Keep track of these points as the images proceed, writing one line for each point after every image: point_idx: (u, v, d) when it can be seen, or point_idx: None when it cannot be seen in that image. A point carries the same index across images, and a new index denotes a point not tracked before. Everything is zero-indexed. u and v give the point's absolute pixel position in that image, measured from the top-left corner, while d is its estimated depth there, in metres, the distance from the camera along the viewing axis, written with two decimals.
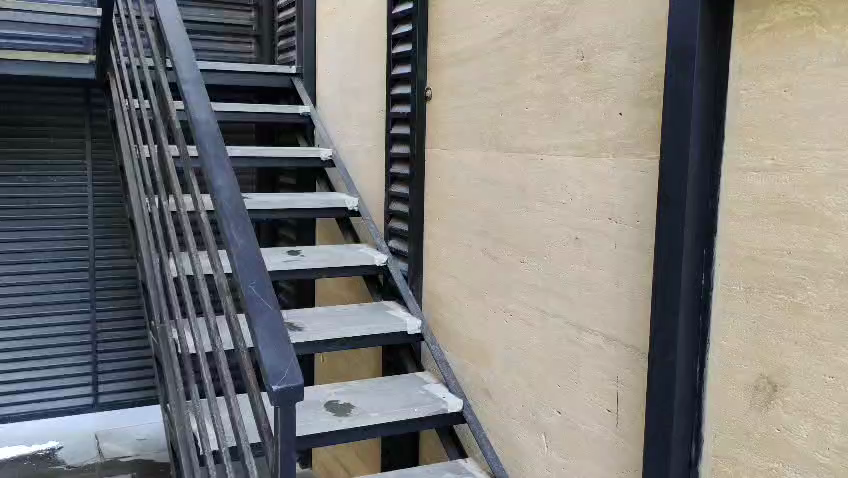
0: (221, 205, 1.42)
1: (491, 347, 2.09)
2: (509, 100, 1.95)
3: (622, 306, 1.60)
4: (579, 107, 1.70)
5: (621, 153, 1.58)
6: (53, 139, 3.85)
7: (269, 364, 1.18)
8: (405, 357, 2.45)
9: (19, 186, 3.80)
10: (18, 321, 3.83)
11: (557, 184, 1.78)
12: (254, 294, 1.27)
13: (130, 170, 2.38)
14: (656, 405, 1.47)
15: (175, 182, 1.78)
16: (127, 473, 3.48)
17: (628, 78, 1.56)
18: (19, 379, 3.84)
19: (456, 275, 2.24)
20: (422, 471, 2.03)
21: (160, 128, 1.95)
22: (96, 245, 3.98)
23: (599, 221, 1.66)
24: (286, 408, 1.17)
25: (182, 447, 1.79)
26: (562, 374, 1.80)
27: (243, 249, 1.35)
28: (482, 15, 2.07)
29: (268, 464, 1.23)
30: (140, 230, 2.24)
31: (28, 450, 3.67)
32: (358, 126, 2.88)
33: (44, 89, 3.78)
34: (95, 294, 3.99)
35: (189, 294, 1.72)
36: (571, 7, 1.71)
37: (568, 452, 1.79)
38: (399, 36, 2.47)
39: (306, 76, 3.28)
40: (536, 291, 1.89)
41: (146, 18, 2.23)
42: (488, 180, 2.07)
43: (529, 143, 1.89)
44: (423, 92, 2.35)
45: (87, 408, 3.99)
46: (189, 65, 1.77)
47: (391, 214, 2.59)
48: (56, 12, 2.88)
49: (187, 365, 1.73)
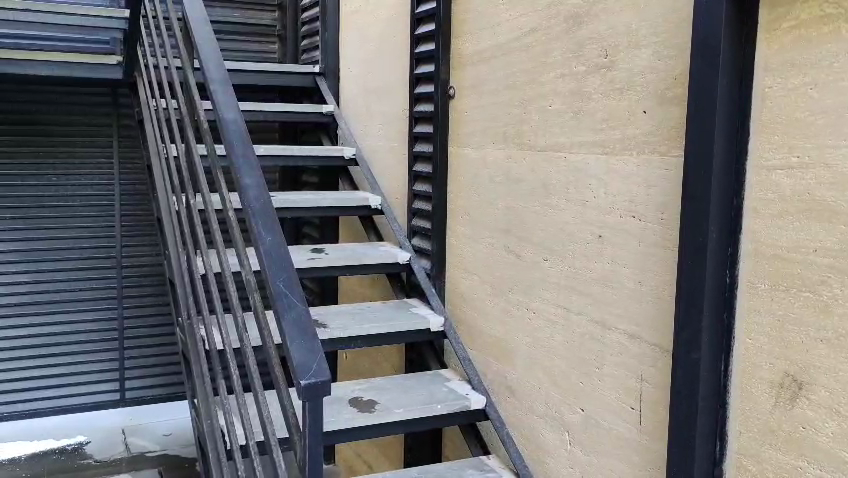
0: (249, 202, 1.45)
1: (514, 345, 2.10)
2: (533, 98, 1.96)
3: (645, 304, 1.60)
4: (602, 106, 1.71)
5: (645, 152, 1.59)
6: (81, 138, 3.90)
7: (298, 359, 1.20)
8: (428, 354, 2.47)
9: (47, 185, 3.87)
10: (47, 318, 3.91)
11: (580, 182, 1.79)
12: (282, 291, 1.29)
13: (158, 169, 2.41)
14: (680, 403, 1.47)
15: (203, 180, 1.81)
16: (154, 468, 3.54)
17: (652, 77, 1.56)
18: (49, 375, 3.91)
19: (480, 272, 2.25)
20: (445, 468, 2.05)
21: (188, 128, 1.98)
22: (124, 243, 4.02)
23: (622, 220, 1.66)
24: (314, 402, 1.19)
25: (210, 442, 1.81)
26: (585, 372, 1.81)
27: (270, 246, 1.37)
28: (505, 14, 2.08)
29: (296, 457, 1.25)
30: (168, 228, 2.27)
31: (55, 444, 3.72)
32: (381, 124, 2.90)
33: (72, 89, 3.84)
34: (122, 291, 4.03)
35: (216, 290, 1.75)
36: (594, 5, 1.72)
37: (591, 450, 1.79)
38: (422, 36, 2.48)
39: (329, 76, 3.30)
40: (560, 289, 1.89)
41: (174, 18, 2.26)
42: (511, 178, 2.08)
43: (552, 142, 1.89)
44: (447, 91, 2.36)
45: (114, 404, 4.07)
46: (216, 66, 1.80)
47: (414, 212, 2.60)
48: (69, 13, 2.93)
49: (215, 360, 1.76)
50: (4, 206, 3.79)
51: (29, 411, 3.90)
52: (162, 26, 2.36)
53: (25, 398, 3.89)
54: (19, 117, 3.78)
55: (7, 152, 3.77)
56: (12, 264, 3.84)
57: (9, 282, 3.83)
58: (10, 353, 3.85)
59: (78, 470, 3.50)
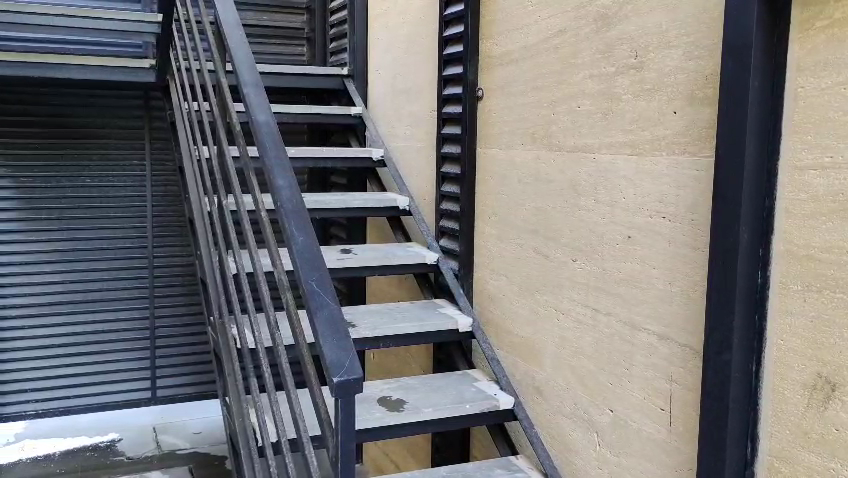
0: (282, 201, 1.47)
1: (542, 346, 2.10)
2: (562, 99, 1.97)
3: (676, 305, 1.60)
4: (632, 106, 1.71)
5: (675, 153, 1.58)
6: (114, 141, 3.96)
7: (330, 357, 1.21)
8: (456, 354, 2.48)
9: (81, 186, 3.93)
10: (81, 317, 3.97)
11: (609, 183, 1.79)
12: (314, 289, 1.31)
13: (190, 170, 2.45)
14: (711, 405, 1.47)
15: (235, 182, 1.83)
16: (184, 466, 3.59)
17: (682, 77, 1.56)
18: (84, 373, 3.99)
19: (508, 273, 2.26)
20: (474, 468, 2.05)
21: (220, 130, 2.01)
22: (155, 243, 4.07)
23: (652, 220, 1.66)
24: (347, 399, 1.21)
25: (242, 439, 1.84)
26: (615, 372, 1.80)
27: (303, 246, 1.39)
28: (534, 15, 2.08)
29: (328, 454, 1.27)
30: (200, 230, 2.30)
31: (88, 441, 3.79)
32: (409, 125, 2.92)
33: (106, 92, 3.91)
34: (154, 291, 4.07)
35: (248, 289, 1.77)
36: (624, 6, 1.72)
37: (620, 451, 1.79)
38: (451, 37, 2.49)
39: (358, 77, 3.33)
40: (589, 290, 1.89)
41: (206, 22, 2.29)
42: (539, 179, 2.08)
43: (581, 143, 1.90)
44: (475, 92, 2.37)
45: (146, 402, 4.14)
46: (248, 69, 1.83)
47: (442, 212, 2.61)
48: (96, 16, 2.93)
49: (247, 359, 1.79)
50: (40, 207, 3.86)
51: (64, 408, 3.98)
52: (194, 30, 2.39)
53: (60, 395, 3.96)
54: (54, 120, 3.85)
55: (42, 154, 3.84)
56: (47, 264, 3.91)
57: (45, 282, 3.90)
58: (45, 351, 3.91)
59: (110, 467, 3.56)
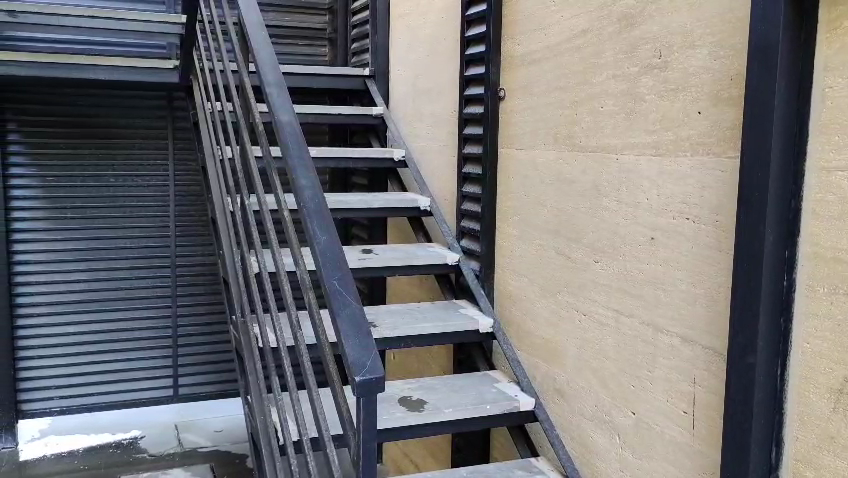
0: (305, 202, 1.47)
1: (563, 347, 2.10)
2: (584, 100, 1.96)
3: (699, 307, 1.59)
4: (656, 106, 1.69)
5: (699, 153, 1.57)
6: (137, 140, 3.96)
7: (353, 357, 1.22)
8: (476, 354, 2.48)
9: (106, 186, 3.95)
10: (104, 315, 3.99)
11: (632, 183, 1.78)
12: (336, 289, 1.32)
13: (213, 170, 2.46)
14: (735, 408, 1.45)
15: (258, 181, 1.84)
16: (206, 464, 3.63)
17: (707, 77, 1.54)
18: (107, 371, 4.03)
19: (530, 274, 2.25)
20: (494, 468, 2.05)
21: (243, 129, 2.02)
22: (177, 242, 4.07)
23: (675, 221, 1.65)
24: (369, 398, 1.21)
25: (263, 436, 1.85)
26: (637, 374, 1.79)
27: (325, 246, 1.39)
28: (557, 15, 2.07)
29: (350, 453, 1.27)
30: (223, 229, 2.31)
31: (111, 438, 3.83)
32: (430, 125, 2.92)
33: (129, 93, 3.90)
34: (176, 290, 4.09)
35: (270, 288, 1.78)
36: (648, 5, 1.71)
37: (642, 453, 1.78)
38: (473, 38, 2.49)
39: (379, 78, 3.34)
40: (611, 292, 1.88)
41: (230, 22, 2.29)
42: (561, 180, 2.07)
43: (604, 143, 1.88)
44: (497, 92, 2.37)
45: (167, 399, 4.17)
46: (272, 70, 1.83)
47: (463, 213, 2.61)
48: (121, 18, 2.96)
49: (268, 357, 1.79)
50: (64, 207, 3.90)
51: (87, 405, 4.03)
52: (218, 30, 2.40)
53: (84, 392, 4.01)
54: (79, 120, 3.86)
55: (66, 154, 3.86)
56: (71, 263, 3.94)
57: (69, 281, 3.93)
58: (69, 349, 3.95)
59: (133, 464, 3.60)
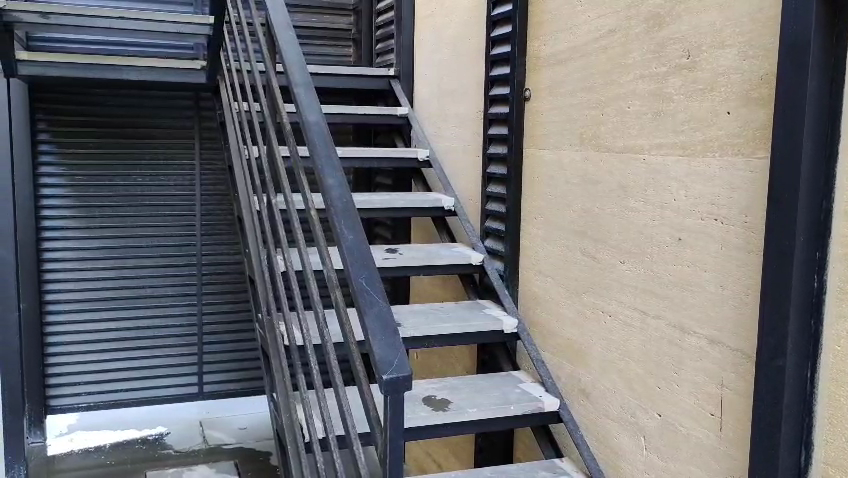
0: (333, 201, 1.48)
1: (588, 347, 2.09)
2: (611, 100, 1.95)
3: (727, 309, 1.57)
4: (684, 106, 1.68)
5: (728, 154, 1.56)
6: (164, 140, 3.98)
7: (380, 355, 1.22)
8: (500, 355, 2.48)
9: (133, 185, 3.96)
10: (131, 314, 4.00)
11: (660, 184, 1.77)
12: (364, 287, 1.32)
13: (240, 169, 2.48)
14: (764, 411, 1.44)
15: (285, 181, 1.85)
16: (230, 461, 3.68)
17: (736, 77, 1.53)
18: (135, 367, 4.04)
19: (555, 274, 2.25)
20: (518, 468, 2.05)
21: (270, 129, 2.03)
22: (202, 241, 4.11)
23: (703, 222, 1.64)
24: (395, 396, 1.21)
25: (289, 433, 1.86)
26: (663, 376, 1.78)
27: (353, 244, 1.40)
28: (584, 15, 2.07)
29: (377, 451, 1.28)
30: (249, 228, 2.33)
31: (138, 434, 3.88)
32: (455, 125, 2.92)
33: (156, 93, 3.94)
34: (201, 288, 4.12)
35: (297, 286, 1.79)
36: (677, 5, 1.70)
37: (668, 456, 1.77)
38: (498, 38, 2.48)
39: (404, 78, 3.35)
40: (637, 293, 1.87)
41: (258, 23, 2.31)
42: (587, 180, 2.06)
43: (631, 143, 1.88)
44: (522, 93, 2.37)
45: (193, 396, 4.19)
46: (299, 70, 1.85)
47: (487, 213, 2.61)
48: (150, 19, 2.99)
49: (295, 355, 1.80)
50: (92, 205, 3.89)
51: (114, 402, 4.04)
52: (245, 31, 2.41)
53: (111, 388, 4.02)
54: (108, 120, 3.88)
55: (96, 154, 3.88)
56: (99, 262, 3.93)
57: (97, 279, 3.93)
58: (97, 348, 3.96)
59: (160, 459, 3.66)
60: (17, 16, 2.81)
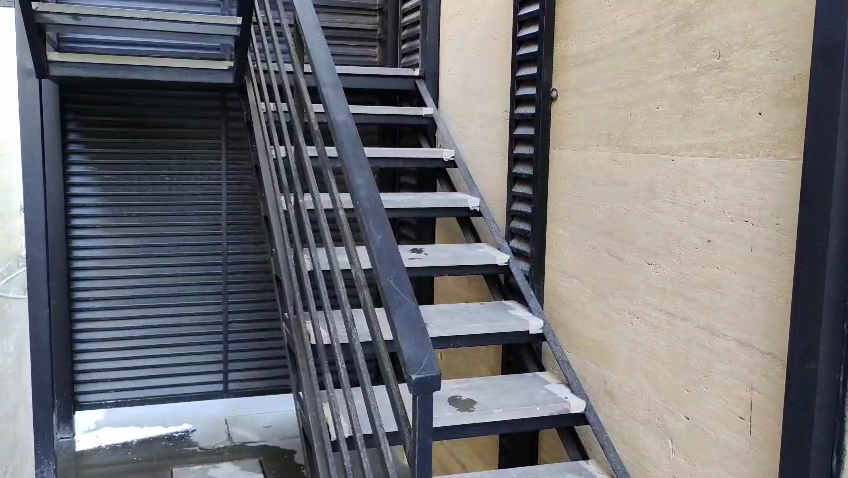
0: (361, 201, 1.49)
1: (614, 349, 2.08)
2: (639, 100, 1.94)
3: (758, 312, 1.56)
4: (714, 107, 1.67)
5: (760, 154, 1.54)
6: (192, 140, 4.01)
7: (410, 354, 1.23)
8: (525, 355, 2.47)
9: (161, 185, 3.98)
10: (158, 311, 4.03)
11: (689, 185, 1.76)
12: (393, 287, 1.33)
13: (267, 169, 2.49)
14: (795, 415, 1.42)
15: (313, 181, 1.86)
16: (254, 458, 3.74)
17: (768, 77, 1.51)
18: (161, 365, 4.06)
19: (580, 275, 2.24)
20: (543, 469, 2.05)
21: (298, 130, 2.04)
22: (229, 241, 4.12)
23: (733, 223, 1.62)
24: (425, 397, 1.22)
25: (315, 431, 1.87)
26: (691, 379, 1.77)
27: (382, 244, 1.41)
28: (612, 15, 2.06)
29: (405, 450, 1.28)
30: (275, 227, 2.34)
31: (164, 431, 4.00)
32: (481, 125, 2.91)
33: (184, 93, 3.96)
34: (227, 288, 4.13)
35: (324, 285, 1.79)
36: (708, 4, 1.68)
37: (695, 458, 1.76)
38: (525, 38, 2.48)
39: (429, 78, 3.35)
40: (665, 294, 1.86)
41: (286, 24, 2.31)
42: (615, 180, 2.06)
43: (659, 143, 1.86)
44: (549, 94, 2.36)
45: (219, 394, 4.16)
46: (327, 70, 1.85)
47: (513, 213, 2.61)
48: (178, 20, 3.02)
49: (321, 354, 1.81)
50: (121, 204, 3.93)
51: (141, 399, 4.04)
52: (273, 32, 2.42)
53: (138, 386, 4.03)
54: (136, 121, 3.92)
55: (125, 154, 3.91)
56: (127, 260, 3.96)
57: (125, 277, 3.96)
58: (124, 345, 3.99)
59: (185, 456, 3.73)
60: (49, 18, 2.85)
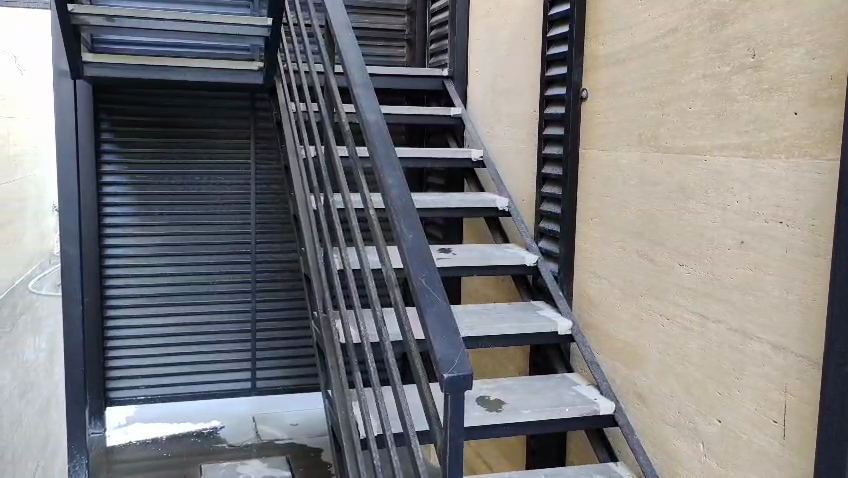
0: (392, 201, 1.49)
1: (644, 350, 2.06)
2: (672, 100, 1.92)
3: (792, 314, 1.54)
4: (749, 106, 1.65)
5: (796, 155, 1.52)
6: (221, 140, 4.04)
7: (441, 353, 1.23)
8: (553, 356, 2.47)
9: (191, 184, 4.02)
10: (188, 309, 4.07)
11: (722, 186, 1.74)
12: (424, 287, 1.33)
13: (296, 168, 2.51)
14: (831, 419, 1.40)
15: (343, 181, 1.87)
16: (282, 456, 3.77)
17: (805, 77, 1.49)
18: (190, 362, 4.11)
19: (610, 276, 2.23)
20: (572, 471, 2.05)
21: (329, 130, 2.05)
22: (257, 240, 4.13)
23: (767, 224, 1.60)
24: (456, 395, 1.22)
25: (344, 428, 1.88)
26: (724, 381, 1.75)
27: (412, 244, 1.41)
28: (645, 15, 2.04)
29: (436, 449, 1.28)
30: (305, 227, 2.36)
31: (193, 428, 4.02)
32: (509, 124, 2.91)
33: (214, 94, 4.00)
34: (255, 286, 4.15)
35: (354, 284, 1.80)
36: (743, 3, 1.66)
37: (727, 462, 1.74)
38: (555, 38, 2.47)
39: (458, 78, 3.36)
40: (696, 296, 1.84)
41: (316, 24, 2.32)
42: (646, 180, 2.04)
43: (691, 144, 1.85)
44: (579, 93, 2.35)
45: (246, 392, 4.20)
46: (359, 70, 1.86)
47: (541, 213, 2.60)
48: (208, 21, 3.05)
49: (351, 352, 1.82)
50: (152, 203, 3.98)
51: (170, 395, 4.09)
52: (303, 32, 2.43)
53: (168, 383, 4.08)
54: (168, 121, 3.96)
55: (156, 153, 3.96)
56: (158, 258, 4.02)
57: (155, 275, 4.01)
58: (154, 341, 4.05)
59: (214, 453, 3.78)
60: (85, 19, 2.88)
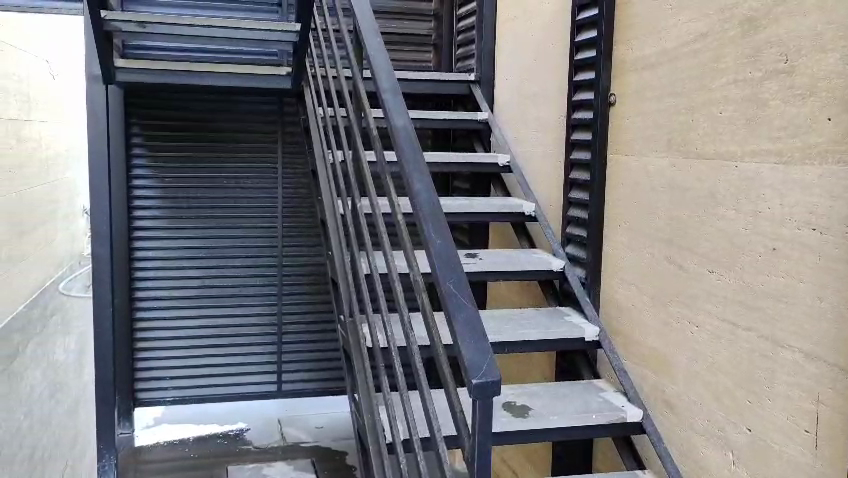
0: (420, 206, 1.50)
1: (673, 357, 2.04)
2: (702, 105, 1.91)
3: (826, 322, 1.51)
4: (781, 112, 1.63)
5: (830, 161, 1.50)
6: (249, 143, 4.06)
7: (469, 358, 1.23)
8: (580, 362, 2.45)
9: (220, 187, 4.06)
10: (215, 311, 4.10)
11: (754, 192, 1.72)
12: (452, 291, 1.33)
13: (323, 173, 2.52)
14: None
15: (371, 185, 1.87)
16: (307, 459, 3.79)
17: (840, 81, 1.47)
18: (218, 363, 4.14)
19: (639, 282, 2.21)
20: None
21: (356, 135, 2.06)
22: (284, 243, 4.14)
23: (800, 231, 1.58)
24: (484, 400, 1.22)
25: (371, 431, 1.89)
26: (754, 390, 1.73)
27: (441, 248, 1.41)
28: (674, 19, 2.03)
29: (464, 454, 1.28)
30: (332, 230, 2.37)
31: (220, 429, 4.09)
32: (537, 129, 2.90)
33: (242, 98, 4.03)
34: (282, 289, 4.17)
35: (381, 288, 1.81)
36: (775, 7, 1.64)
37: (757, 471, 1.72)
38: (583, 42, 2.46)
39: (484, 83, 3.36)
40: (727, 303, 1.82)
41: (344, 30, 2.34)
42: (675, 186, 2.02)
43: (722, 149, 1.83)
44: (607, 98, 2.34)
45: (272, 394, 4.21)
46: (387, 75, 1.87)
47: (569, 219, 2.58)
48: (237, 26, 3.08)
49: (378, 355, 1.83)
50: (181, 206, 4.02)
51: (197, 396, 4.12)
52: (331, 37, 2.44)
53: (196, 385, 4.12)
54: (196, 125, 4.00)
55: (185, 156, 4.00)
56: (186, 261, 4.05)
57: (184, 277, 4.05)
58: (182, 343, 4.09)
59: (240, 455, 3.81)
60: (116, 26, 2.94)
